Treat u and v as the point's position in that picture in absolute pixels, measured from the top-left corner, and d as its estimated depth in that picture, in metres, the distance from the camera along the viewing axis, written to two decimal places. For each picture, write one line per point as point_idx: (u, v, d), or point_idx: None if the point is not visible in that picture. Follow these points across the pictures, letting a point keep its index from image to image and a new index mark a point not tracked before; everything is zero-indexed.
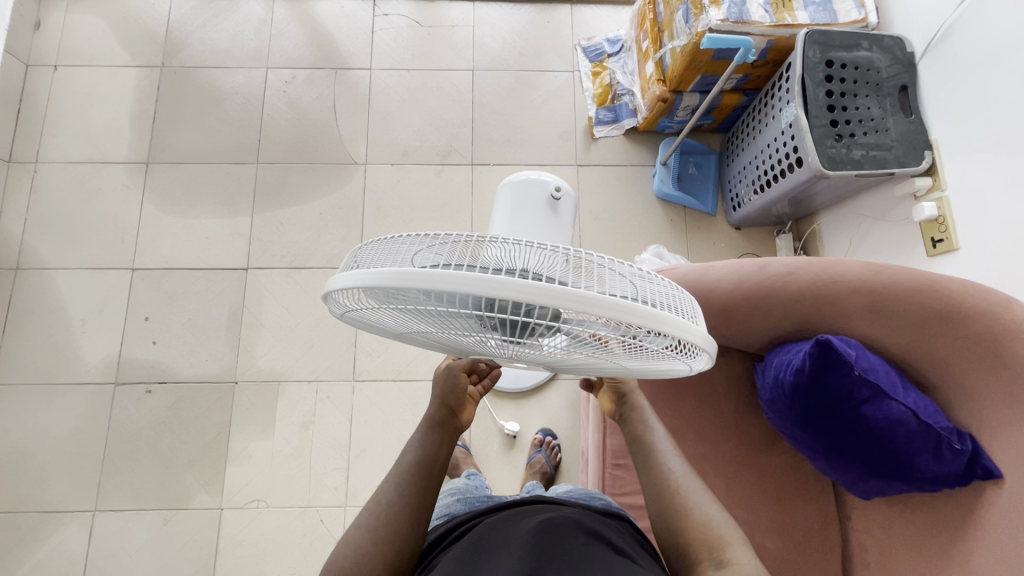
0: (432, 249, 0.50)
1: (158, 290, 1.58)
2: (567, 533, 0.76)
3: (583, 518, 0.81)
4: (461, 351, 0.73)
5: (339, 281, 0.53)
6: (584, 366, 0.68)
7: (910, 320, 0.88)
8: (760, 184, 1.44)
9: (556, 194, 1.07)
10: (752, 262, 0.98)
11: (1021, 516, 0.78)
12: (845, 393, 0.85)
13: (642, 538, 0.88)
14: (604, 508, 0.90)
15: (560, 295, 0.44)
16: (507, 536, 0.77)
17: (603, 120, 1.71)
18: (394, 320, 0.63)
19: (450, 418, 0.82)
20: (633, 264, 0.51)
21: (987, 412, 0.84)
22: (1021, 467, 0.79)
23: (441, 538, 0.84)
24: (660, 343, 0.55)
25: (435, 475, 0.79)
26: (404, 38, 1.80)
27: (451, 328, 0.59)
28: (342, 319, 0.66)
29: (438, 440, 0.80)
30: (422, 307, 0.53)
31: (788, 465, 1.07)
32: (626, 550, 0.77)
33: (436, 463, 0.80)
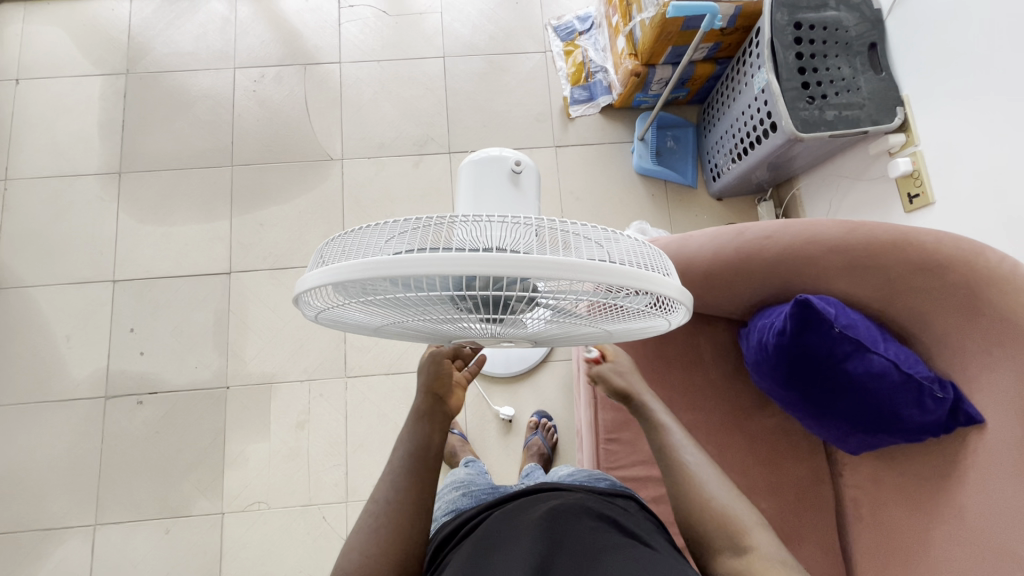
0: (397, 237, 0.50)
1: (141, 300, 1.57)
2: (574, 517, 0.77)
3: (587, 500, 0.82)
4: (444, 338, 0.73)
5: (307, 281, 0.52)
6: (569, 336, 0.69)
7: (887, 274, 0.89)
8: (737, 153, 1.44)
9: (517, 169, 0.98)
10: (730, 229, 0.98)
11: (1006, 457, 0.79)
12: (829, 353, 0.86)
13: (653, 516, 0.88)
14: (609, 488, 0.90)
15: (533, 262, 0.44)
16: (515, 525, 0.77)
17: (578, 99, 1.71)
18: (372, 315, 0.64)
19: (437, 405, 0.81)
20: (602, 226, 0.51)
21: (967, 359, 0.85)
22: (1001, 412, 0.80)
23: (450, 536, 0.84)
24: (638, 302, 0.55)
25: (432, 463, 0.80)
26: (372, 30, 1.77)
27: (430, 316, 0.59)
28: (318, 321, 0.66)
29: (428, 432, 0.80)
30: (396, 296, 0.53)
31: (779, 428, 1.08)
32: (633, 533, 0.77)
33: (429, 452, 0.80)
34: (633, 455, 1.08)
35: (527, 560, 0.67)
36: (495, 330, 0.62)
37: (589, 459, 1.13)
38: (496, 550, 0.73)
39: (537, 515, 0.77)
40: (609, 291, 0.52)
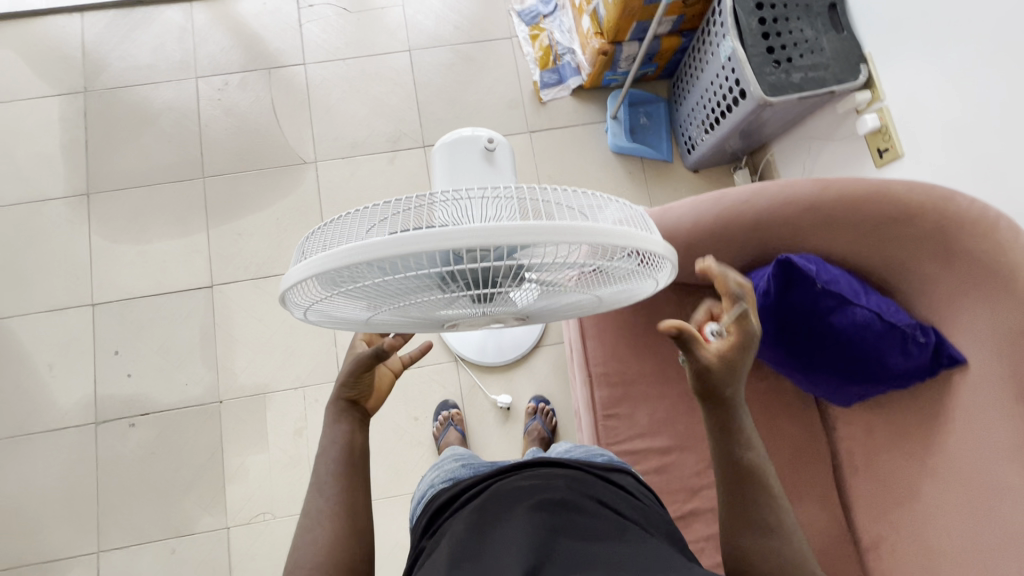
0: (375, 222, 0.50)
1: (123, 321, 1.54)
2: (577, 490, 0.76)
3: (589, 483, 0.79)
4: (436, 322, 0.73)
5: (291, 276, 0.52)
6: (559, 308, 0.70)
7: (863, 227, 0.90)
8: (710, 123, 1.46)
9: (491, 146, 0.86)
10: (708, 196, 0.98)
11: (988, 394, 0.82)
12: (814, 308, 0.88)
13: (649, 495, 0.87)
14: (606, 465, 0.87)
15: (515, 228, 0.44)
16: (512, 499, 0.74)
17: (548, 83, 1.70)
18: (361, 306, 0.63)
19: (353, 408, 0.80)
20: (580, 190, 0.51)
21: (945, 304, 0.87)
22: (982, 350, 0.83)
23: (444, 505, 0.82)
24: (624, 262, 0.56)
25: (358, 461, 0.78)
26: (334, 28, 1.75)
27: (419, 301, 0.59)
28: (307, 318, 0.66)
29: (349, 430, 0.79)
30: (383, 282, 0.53)
31: (772, 389, 1.10)
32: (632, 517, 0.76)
33: (355, 449, 0.78)
34: (632, 429, 1.09)
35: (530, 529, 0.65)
36: (487, 307, 0.63)
37: (587, 434, 1.13)
38: (494, 518, 0.70)
39: (540, 486, 0.76)
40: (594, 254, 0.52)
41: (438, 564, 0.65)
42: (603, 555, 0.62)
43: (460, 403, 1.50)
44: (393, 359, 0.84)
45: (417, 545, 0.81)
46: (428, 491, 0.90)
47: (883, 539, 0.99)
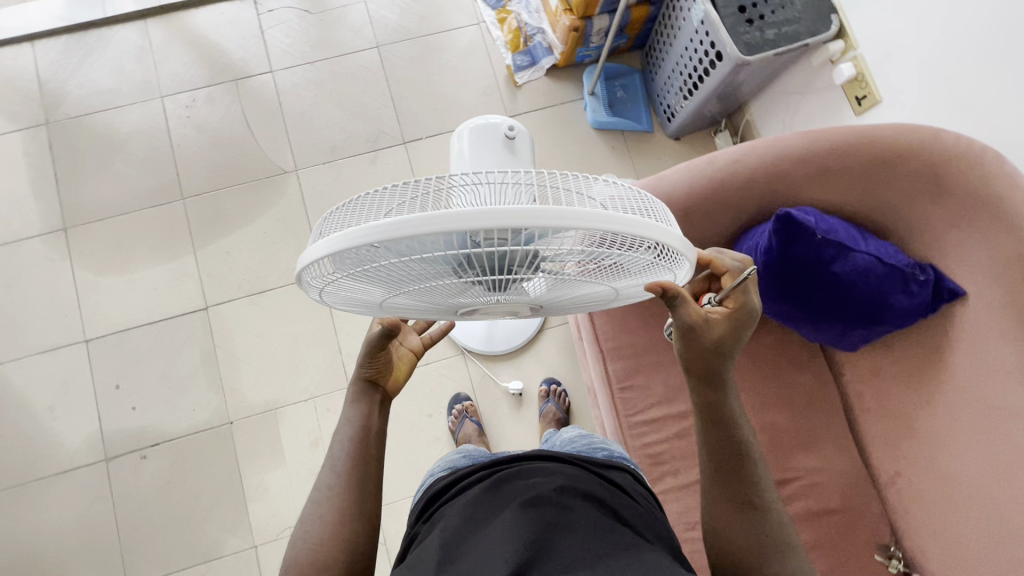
0: (393, 203, 0.50)
1: (120, 354, 1.51)
2: (580, 482, 0.72)
3: (585, 477, 0.75)
4: (451, 312, 0.73)
5: (305, 255, 0.52)
6: (572, 300, 0.70)
7: (854, 175, 0.92)
8: (688, 89, 1.46)
9: (510, 134, 1.04)
10: (700, 160, 0.99)
11: (990, 322, 0.86)
12: (817, 258, 0.89)
13: (650, 497, 0.83)
14: (605, 461, 0.84)
15: (532, 212, 0.44)
16: (505, 497, 0.70)
17: (521, 66, 1.69)
18: (375, 291, 0.63)
19: (374, 389, 0.78)
20: (599, 182, 0.52)
21: (941, 241, 0.90)
22: (980, 280, 0.86)
23: (442, 494, 0.80)
24: (639, 254, 0.56)
25: (373, 444, 0.77)
26: (298, 32, 1.71)
27: (433, 287, 0.59)
28: (321, 301, 0.66)
29: (366, 412, 0.77)
30: (398, 265, 0.52)
31: (780, 342, 1.12)
32: (632, 517, 0.71)
33: (371, 432, 0.77)
34: (648, 398, 1.11)
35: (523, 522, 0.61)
36: (500, 296, 0.62)
37: (607, 409, 1.16)
38: (487, 514, 0.67)
39: (537, 482, 0.71)
40: (609, 243, 0.52)
41: (427, 561, 0.62)
42: (598, 560, 0.58)
43: (471, 394, 1.51)
44: (411, 339, 0.84)
45: (412, 528, 0.80)
46: (429, 477, 0.89)
47: (900, 473, 1.03)
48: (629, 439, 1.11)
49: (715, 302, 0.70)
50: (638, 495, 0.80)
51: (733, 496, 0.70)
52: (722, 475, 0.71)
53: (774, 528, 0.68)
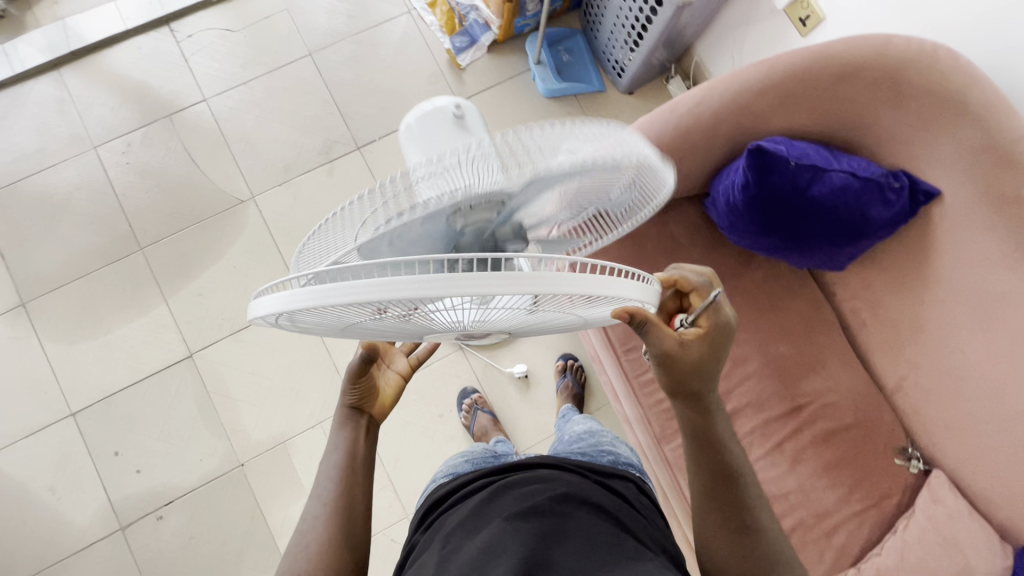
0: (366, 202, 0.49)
1: (112, 419, 1.46)
2: (583, 491, 0.72)
3: (588, 486, 0.75)
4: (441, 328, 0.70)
5: (269, 308, 0.46)
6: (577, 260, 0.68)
7: (815, 96, 0.91)
8: (633, 41, 1.44)
9: (459, 111, 1.02)
10: (662, 110, 0.98)
11: (968, 215, 0.88)
12: (794, 185, 0.89)
13: (655, 507, 0.83)
14: (610, 467, 0.85)
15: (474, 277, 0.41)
16: (506, 506, 0.69)
17: (461, 47, 1.64)
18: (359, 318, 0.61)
19: (360, 417, 0.78)
20: (566, 125, 0.46)
21: (909, 145, 0.90)
22: (954, 177, 0.88)
23: (444, 502, 0.80)
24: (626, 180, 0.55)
25: (360, 469, 0.76)
26: (224, 53, 1.63)
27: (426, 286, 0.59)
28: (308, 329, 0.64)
29: (353, 436, 0.77)
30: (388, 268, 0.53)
31: (770, 275, 1.13)
32: (634, 527, 0.71)
33: (357, 458, 0.76)
34: None
35: (524, 534, 0.62)
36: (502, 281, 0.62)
37: (615, 373, 1.16)
38: (490, 521, 0.67)
39: (539, 489, 0.72)
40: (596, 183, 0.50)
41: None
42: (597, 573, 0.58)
43: (478, 386, 1.50)
44: (400, 361, 0.85)
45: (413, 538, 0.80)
46: (430, 484, 0.89)
47: (906, 378, 1.06)
48: (642, 398, 1.12)
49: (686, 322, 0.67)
50: (641, 504, 0.80)
51: (732, 517, 0.68)
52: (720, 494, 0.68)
53: (773, 550, 0.66)
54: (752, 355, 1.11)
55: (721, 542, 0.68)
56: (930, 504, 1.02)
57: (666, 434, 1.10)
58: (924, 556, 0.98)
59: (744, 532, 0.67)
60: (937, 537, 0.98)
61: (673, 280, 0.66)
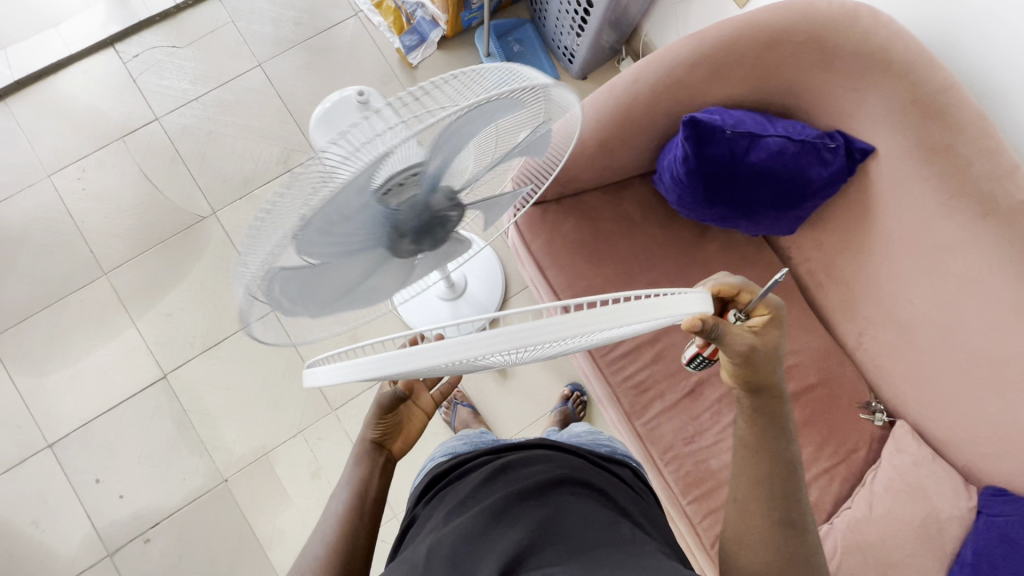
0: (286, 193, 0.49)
1: (90, 447, 1.45)
2: (582, 474, 0.73)
3: (587, 471, 0.76)
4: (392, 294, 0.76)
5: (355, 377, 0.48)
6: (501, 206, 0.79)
7: (746, 64, 0.93)
8: (578, 25, 1.46)
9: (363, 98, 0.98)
10: (601, 91, 0.99)
11: (903, 168, 0.90)
12: (732, 153, 0.91)
13: (649, 495, 0.84)
14: (607, 456, 0.86)
15: (554, 323, 0.43)
16: (504, 486, 0.70)
17: (412, 46, 1.62)
18: (308, 297, 0.62)
19: (380, 453, 0.82)
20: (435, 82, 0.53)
21: (842, 105, 0.92)
22: (885, 132, 0.89)
23: (445, 478, 0.80)
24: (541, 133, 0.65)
25: (368, 513, 0.76)
26: (172, 70, 1.62)
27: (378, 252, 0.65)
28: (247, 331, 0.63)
29: (367, 475, 0.79)
30: (328, 242, 0.56)
31: (726, 245, 1.14)
32: (631, 510, 0.73)
33: (367, 500, 0.77)
34: None
35: (528, 516, 0.63)
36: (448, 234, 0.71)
37: (583, 358, 1.17)
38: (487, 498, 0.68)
39: (536, 469, 0.72)
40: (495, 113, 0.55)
41: (422, 552, 0.62)
42: (595, 553, 0.59)
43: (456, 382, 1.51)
44: (424, 397, 0.86)
45: (411, 511, 0.82)
46: (429, 463, 0.90)
47: (864, 333, 1.08)
48: (611, 376, 1.13)
49: (740, 318, 0.71)
50: (637, 493, 0.82)
51: (772, 514, 0.69)
52: (763, 492, 0.70)
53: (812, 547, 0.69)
54: None
55: (751, 544, 0.69)
56: (894, 454, 1.04)
57: (636, 410, 1.12)
58: (893, 505, 1.00)
59: (785, 531, 0.69)
60: (903, 484, 1.01)
61: (723, 286, 0.70)
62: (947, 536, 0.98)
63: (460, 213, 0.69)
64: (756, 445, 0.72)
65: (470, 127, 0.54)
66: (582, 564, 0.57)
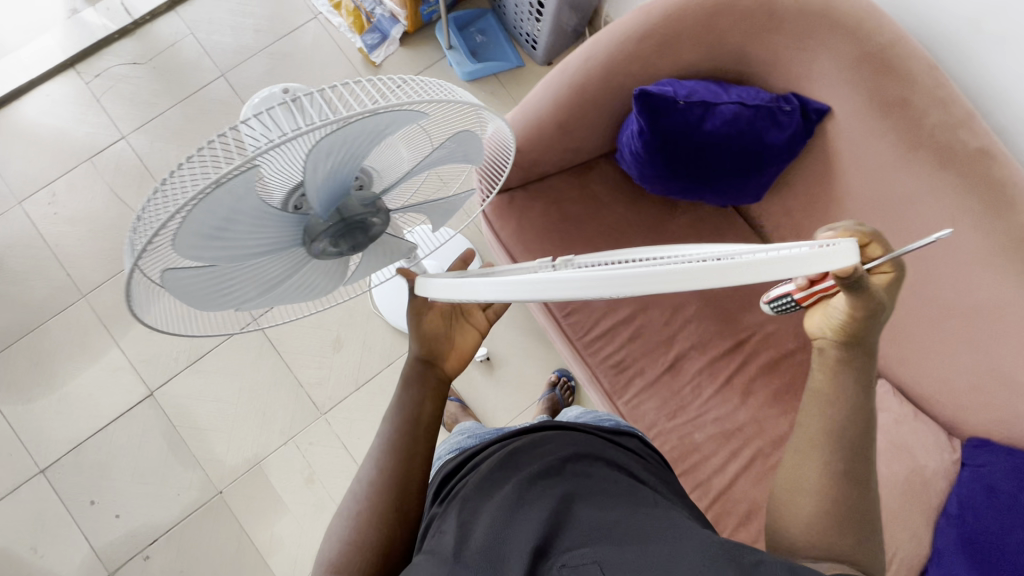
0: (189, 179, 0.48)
1: (81, 470, 1.45)
2: (596, 455, 0.71)
3: (600, 448, 0.74)
4: (324, 293, 0.73)
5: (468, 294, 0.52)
6: (447, 211, 0.75)
7: (695, 33, 0.92)
8: (537, 10, 1.45)
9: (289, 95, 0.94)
10: (553, 74, 0.99)
11: (861, 124, 0.89)
12: (686, 123, 0.90)
13: (658, 461, 0.82)
14: (612, 429, 0.82)
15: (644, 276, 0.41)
16: (520, 473, 0.67)
17: (373, 44, 1.62)
18: (214, 302, 0.60)
19: (429, 372, 0.78)
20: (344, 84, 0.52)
21: (795, 67, 0.91)
22: (839, 91, 0.89)
23: (457, 473, 0.77)
24: (457, 144, 0.61)
25: (422, 432, 0.75)
26: (135, 86, 1.61)
27: (290, 255, 0.62)
28: (155, 326, 0.61)
29: (419, 398, 0.77)
30: (229, 245, 0.53)
31: (695, 219, 1.13)
32: (647, 480, 0.71)
33: (421, 423, 0.75)
34: (593, 316, 1.14)
35: (550, 493, 0.62)
36: (369, 242, 0.67)
37: (562, 343, 1.16)
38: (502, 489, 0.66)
39: (549, 454, 0.70)
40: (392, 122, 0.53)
41: (444, 548, 0.59)
42: (629, 527, 0.57)
43: None
44: (478, 315, 0.81)
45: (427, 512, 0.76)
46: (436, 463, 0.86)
47: None
48: (590, 358, 1.13)
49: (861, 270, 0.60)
50: (648, 461, 0.79)
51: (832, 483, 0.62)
52: (830, 445, 0.63)
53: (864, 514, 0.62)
54: (688, 300, 1.14)
55: (804, 490, 0.63)
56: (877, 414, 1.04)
57: (617, 389, 1.12)
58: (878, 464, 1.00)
59: (846, 483, 0.62)
60: (886, 443, 1.01)
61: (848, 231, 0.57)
62: (933, 491, 0.98)
63: (384, 222, 0.66)
64: (838, 396, 0.64)
65: (362, 139, 0.50)
66: (613, 542, 0.54)
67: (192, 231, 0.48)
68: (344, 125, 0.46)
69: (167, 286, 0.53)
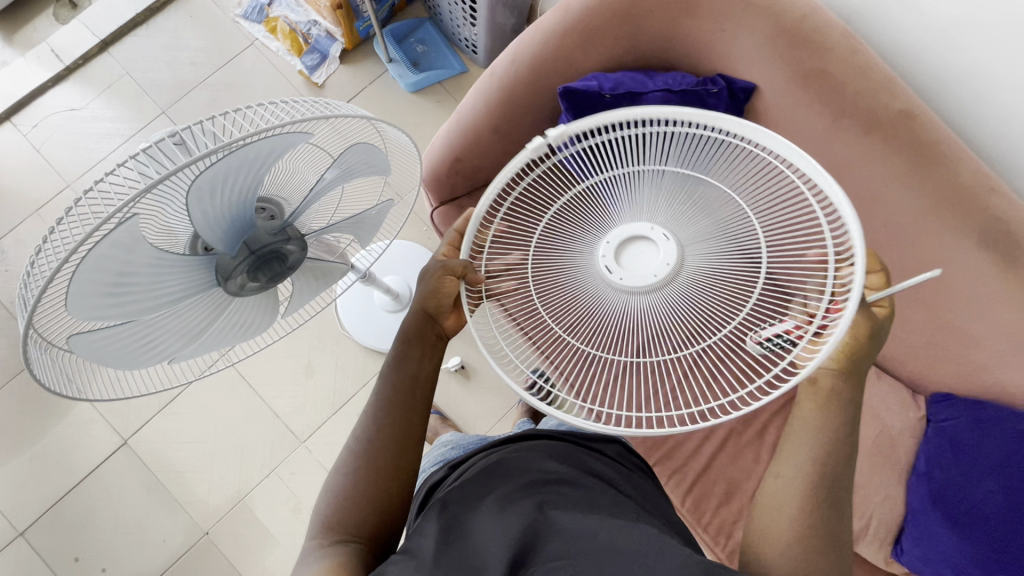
0: (69, 233, 0.49)
1: (62, 528, 1.42)
2: (580, 467, 0.70)
3: (585, 459, 0.73)
4: (264, 330, 0.72)
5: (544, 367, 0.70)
6: (372, 223, 0.75)
7: (615, 24, 0.93)
8: (471, 15, 1.45)
9: None
10: (483, 79, 0.99)
11: (787, 97, 0.90)
12: None
13: (638, 467, 0.81)
14: (596, 435, 0.81)
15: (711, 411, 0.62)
16: (504, 482, 0.66)
17: (313, 65, 1.61)
18: (136, 361, 0.58)
19: (428, 327, 0.76)
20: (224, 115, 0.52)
21: (717, 48, 0.92)
22: (762, 66, 0.90)
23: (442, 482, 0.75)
24: (359, 158, 0.62)
25: (420, 393, 0.73)
26: (75, 132, 1.58)
27: (210, 297, 0.62)
28: (75, 395, 0.60)
29: (417, 359, 0.74)
30: (137, 295, 0.52)
31: None
32: (625, 491, 0.70)
33: (420, 379, 0.74)
34: None
35: (530, 502, 0.61)
36: (289, 271, 0.67)
37: None
38: (482, 499, 0.64)
39: (533, 463, 0.69)
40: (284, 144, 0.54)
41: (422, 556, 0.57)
42: (602, 541, 0.55)
43: None
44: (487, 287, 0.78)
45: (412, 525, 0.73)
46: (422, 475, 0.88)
47: None
48: None
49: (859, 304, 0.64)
50: (627, 468, 0.78)
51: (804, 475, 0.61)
52: (816, 450, 0.62)
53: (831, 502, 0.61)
54: None
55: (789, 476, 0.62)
56: None
57: None
58: None
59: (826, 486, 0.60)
60: None
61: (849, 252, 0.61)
62: (901, 450, 0.99)
63: (301, 249, 0.66)
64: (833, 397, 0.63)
65: (251, 167, 0.51)
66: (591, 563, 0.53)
67: (88, 283, 0.47)
68: (223, 154, 0.47)
69: (76, 347, 0.52)
